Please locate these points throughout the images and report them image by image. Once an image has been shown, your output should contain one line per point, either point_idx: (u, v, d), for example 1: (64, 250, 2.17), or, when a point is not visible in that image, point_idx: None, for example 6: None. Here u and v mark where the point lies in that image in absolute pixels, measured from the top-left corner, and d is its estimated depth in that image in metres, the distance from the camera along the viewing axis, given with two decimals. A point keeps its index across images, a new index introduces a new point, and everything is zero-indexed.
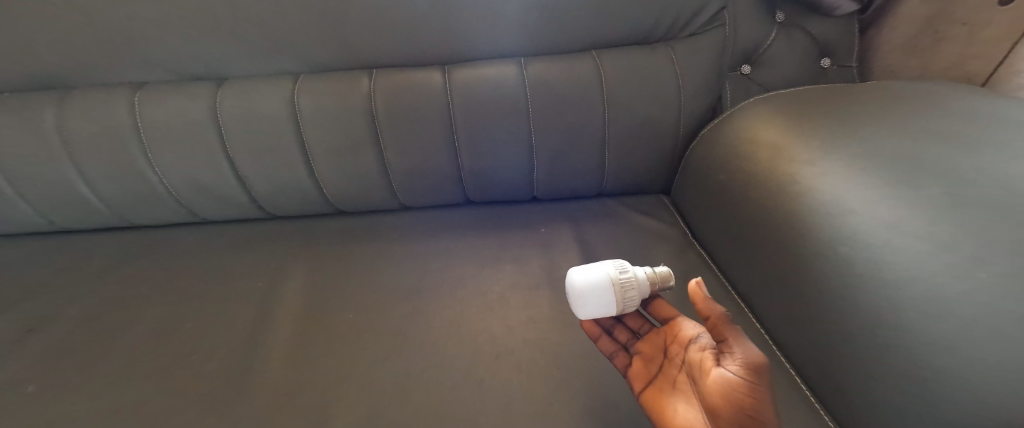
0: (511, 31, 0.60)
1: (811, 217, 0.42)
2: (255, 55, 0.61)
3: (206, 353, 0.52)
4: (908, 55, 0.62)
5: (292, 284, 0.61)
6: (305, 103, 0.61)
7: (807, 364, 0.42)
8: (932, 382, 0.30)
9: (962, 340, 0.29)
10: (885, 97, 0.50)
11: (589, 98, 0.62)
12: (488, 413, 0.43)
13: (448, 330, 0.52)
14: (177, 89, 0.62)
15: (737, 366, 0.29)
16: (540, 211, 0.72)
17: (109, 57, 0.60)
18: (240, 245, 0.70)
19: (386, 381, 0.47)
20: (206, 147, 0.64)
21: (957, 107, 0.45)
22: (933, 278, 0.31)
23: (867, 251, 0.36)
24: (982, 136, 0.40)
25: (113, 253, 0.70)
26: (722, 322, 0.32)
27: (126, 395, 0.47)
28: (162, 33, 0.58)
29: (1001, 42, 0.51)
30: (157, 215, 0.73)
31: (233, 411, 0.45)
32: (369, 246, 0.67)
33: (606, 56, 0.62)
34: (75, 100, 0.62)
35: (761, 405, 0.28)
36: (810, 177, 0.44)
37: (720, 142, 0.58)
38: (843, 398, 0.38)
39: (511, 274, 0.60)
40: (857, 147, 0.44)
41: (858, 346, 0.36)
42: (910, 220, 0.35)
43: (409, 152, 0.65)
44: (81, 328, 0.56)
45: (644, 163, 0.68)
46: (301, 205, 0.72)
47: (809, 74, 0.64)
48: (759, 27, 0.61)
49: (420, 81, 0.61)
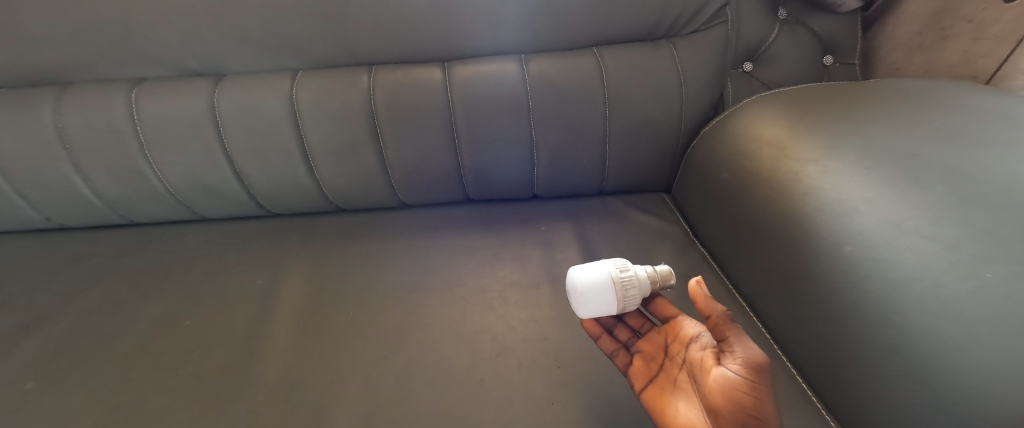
0: (513, 27, 0.59)
1: (815, 216, 0.41)
2: (253, 51, 0.60)
3: (205, 351, 0.51)
4: (912, 53, 0.61)
5: (291, 282, 0.61)
6: (304, 99, 0.61)
7: (809, 364, 0.42)
8: (936, 383, 0.30)
9: (967, 340, 0.28)
10: (889, 95, 0.49)
11: (591, 96, 0.62)
12: (488, 412, 0.42)
13: (449, 329, 0.52)
14: (174, 85, 0.62)
15: (738, 365, 0.29)
16: (541, 209, 0.72)
17: (106, 52, 0.59)
18: (239, 243, 0.70)
19: (386, 380, 0.46)
20: (205, 144, 0.64)
21: (963, 105, 0.45)
22: (939, 278, 0.31)
23: (871, 250, 0.36)
24: (988, 135, 0.39)
25: (112, 251, 0.70)
26: (723, 321, 0.32)
27: (124, 393, 0.47)
28: (160, 28, 0.57)
29: (1005, 40, 0.50)
30: (155, 212, 0.72)
31: (232, 409, 0.45)
32: (368, 244, 0.67)
33: (607, 53, 0.61)
34: (72, 96, 0.61)
35: (762, 405, 0.28)
36: (814, 175, 0.44)
37: (722, 140, 0.58)
38: (845, 398, 0.38)
39: (512, 272, 0.59)
40: (862, 145, 0.43)
41: (861, 345, 0.36)
42: (915, 219, 0.35)
43: (409, 150, 0.64)
44: (79, 326, 0.56)
45: (646, 161, 0.68)
46: (301, 202, 0.71)
47: (812, 72, 0.63)
48: (762, 24, 0.60)
49: (420, 77, 0.61)
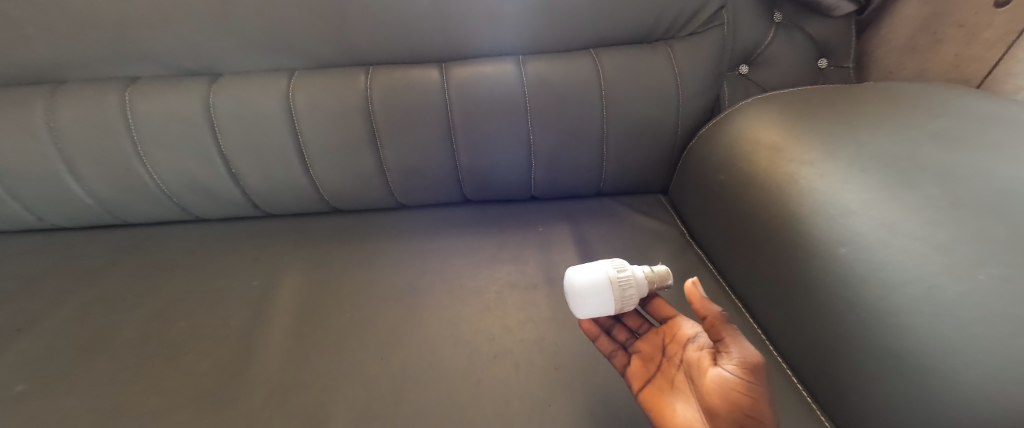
0: (510, 28, 0.59)
1: (810, 218, 0.42)
2: (250, 50, 0.60)
3: (199, 353, 0.51)
4: (905, 56, 0.62)
5: (286, 283, 0.60)
6: (301, 99, 0.60)
7: (804, 364, 0.43)
8: (930, 383, 0.30)
9: (961, 341, 0.29)
10: (885, 98, 0.50)
11: (588, 97, 0.62)
12: (486, 414, 0.42)
13: (446, 330, 0.52)
14: (170, 84, 0.61)
15: (735, 366, 0.29)
16: (539, 210, 0.72)
17: (100, 51, 0.59)
18: (235, 243, 0.69)
19: (383, 381, 0.46)
20: (201, 144, 0.63)
21: (955, 109, 0.45)
22: (932, 280, 0.31)
23: (866, 252, 0.36)
24: (981, 138, 0.40)
25: (105, 251, 0.69)
26: (720, 321, 0.32)
27: (116, 395, 0.46)
28: (156, 27, 0.57)
29: (997, 44, 0.51)
30: (149, 212, 0.72)
31: (228, 412, 0.44)
32: (366, 245, 0.66)
33: (605, 55, 0.62)
34: (65, 95, 0.61)
35: (758, 405, 0.28)
36: (809, 177, 0.44)
37: (719, 141, 0.58)
38: (839, 398, 0.38)
39: (509, 273, 0.59)
40: (856, 148, 0.44)
41: (856, 346, 0.36)
42: (910, 221, 0.35)
43: (407, 151, 0.64)
44: (72, 327, 0.55)
45: (643, 162, 0.68)
46: (297, 203, 0.71)
47: (808, 74, 0.64)
48: (758, 27, 0.61)
49: (418, 78, 0.60)
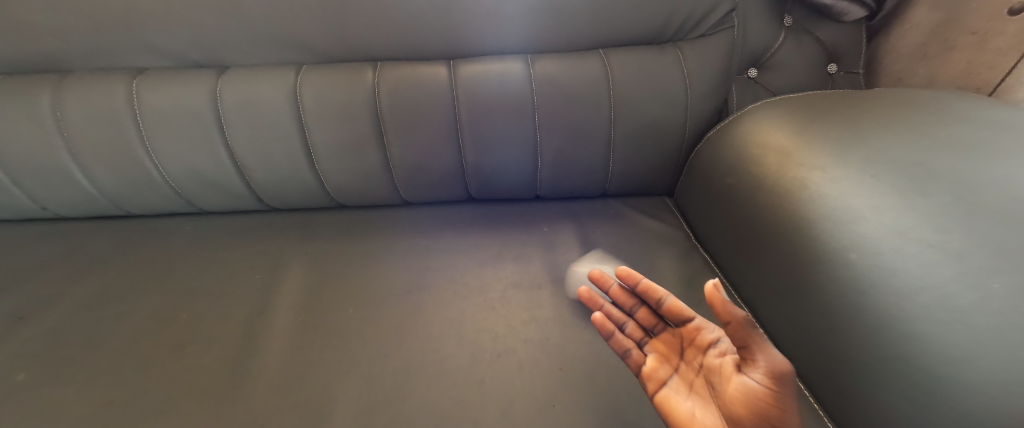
0: (518, 26, 0.59)
1: (820, 223, 0.41)
2: (257, 43, 0.59)
3: (201, 346, 0.51)
4: (915, 62, 0.62)
5: (289, 278, 0.60)
6: (307, 94, 0.60)
7: (810, 369, 0.42)
8: (940, 390, 0.30)
9: (973, 348, 0.28)
10: (897, 104, 0.50)
11: (596, 96, 0.61)
12: (488, 412, 0.42)
13: (449, 328, 0.51)
14: (176, 76, 0.61)
15: (761, 375, 0.29)
16: (542, 209, 0.72)
17: (108, 42, 0.59)
18: (238, 236, 0.69)
19: (385, 377, 0.46)
20: (206, 136, 0.63)
21: (968, 116, 0.45)
22: (945, 288, 0.31)
23: (877, 259, 0.36)
24: (996, 145, 0.39)
25: (108, 242, 0.69)
26: (743, 327, 0.30)
27: (119, 384, 0.46)
28: (164, 19, 0.56)
29: (1011, 52, 0.51)
30: (153, 203, 0.71)
31: (227, 405, 0.44)
32: (368, 241, 0.66)
33: (614, 55, 0.61)
34: (72, 84, 0.61)
35: (785, 415, 0.28)
36: (820, 182, 0.44)
37: (729, 143, 0.57)
38: (846, 405, 0.38)
39: (513, 272, 0.59)
40: (868, 153, 0.43)
41: (865, 352, 0.36)
42: (923, 228, 0.35)
43: (411, 147, 0.64)
44: (75, 315, 0.55)
45: (648, 163, 0.68)
46: (301, 197, 0.71)
47: (816, 79, 0.63)
48: (768, 31, 0.60)
49: (425, 74, 0.60)
